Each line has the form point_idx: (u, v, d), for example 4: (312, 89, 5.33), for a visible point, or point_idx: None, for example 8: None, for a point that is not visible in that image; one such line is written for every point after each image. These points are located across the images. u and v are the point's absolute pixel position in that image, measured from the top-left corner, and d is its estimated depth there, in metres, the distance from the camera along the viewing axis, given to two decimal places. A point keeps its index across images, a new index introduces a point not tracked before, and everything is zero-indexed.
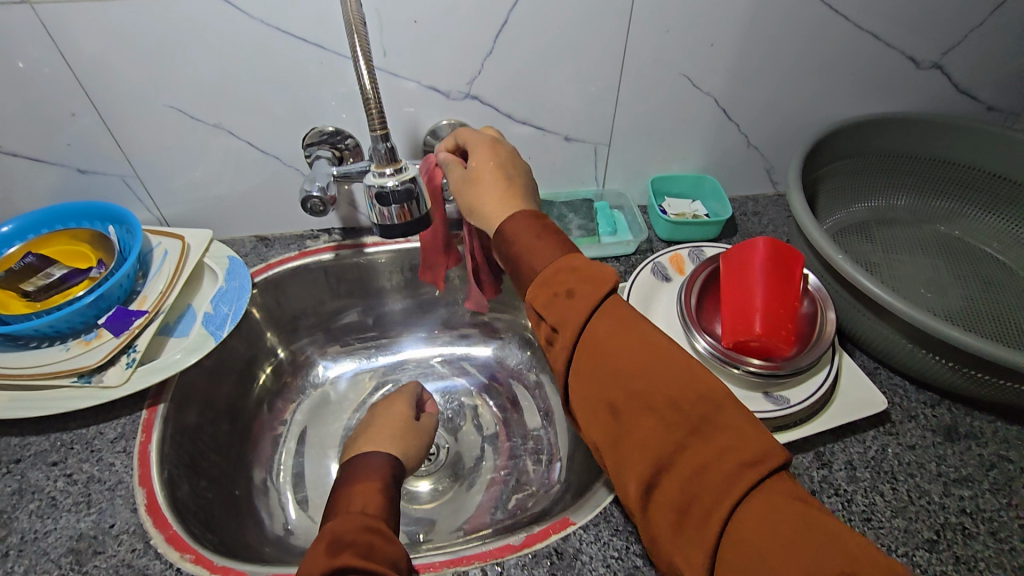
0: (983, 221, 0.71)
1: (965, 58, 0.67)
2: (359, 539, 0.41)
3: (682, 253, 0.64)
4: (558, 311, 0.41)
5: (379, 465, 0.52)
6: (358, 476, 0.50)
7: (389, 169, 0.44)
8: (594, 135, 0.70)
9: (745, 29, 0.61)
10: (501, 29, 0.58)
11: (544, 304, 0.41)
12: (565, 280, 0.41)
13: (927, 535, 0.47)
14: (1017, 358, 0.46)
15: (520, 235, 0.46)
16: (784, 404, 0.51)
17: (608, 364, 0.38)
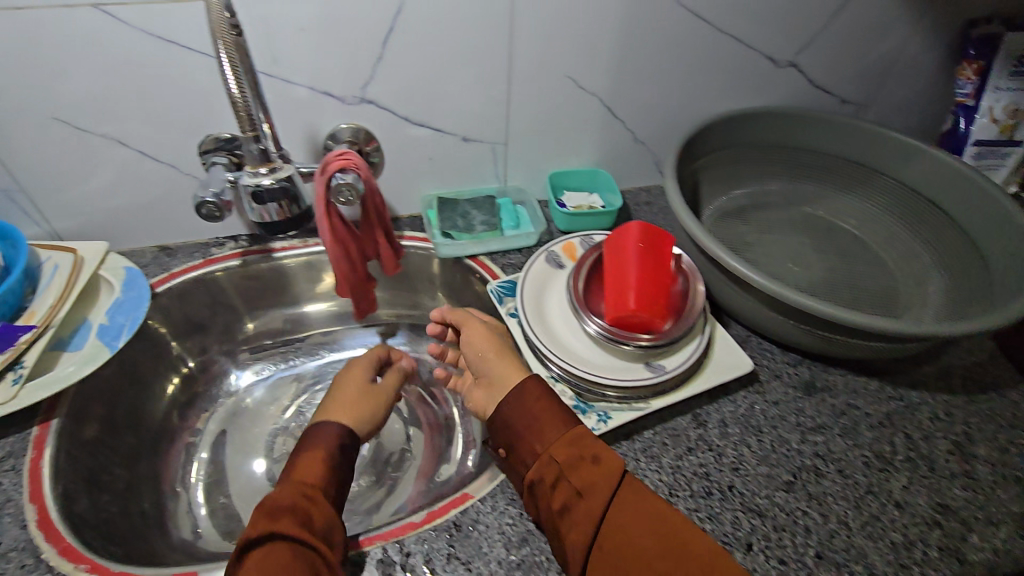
0: (842, 201, 0.80)
1: (815, 58, 0.75)
2: (305, 512, 0.44)
3: (574, 241, 0.68)
4: (585, 474, 0.44)
5: (332, 433, 0.53)
6: (309, 450, 0.51)
7: (263, 168, 0.55)
8: (491, 135, 0.73)
9: (618, 33, 0.67)
10: (389, 35, 0.61)
11: (569, 462, 0.45)
12: (590, 447, 0.45)
13: (786, 477, 0.53)
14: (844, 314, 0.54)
15: (536, 402, 0.49)
16: (661, 371, 0.56)
17: (627, 532, 0.41)
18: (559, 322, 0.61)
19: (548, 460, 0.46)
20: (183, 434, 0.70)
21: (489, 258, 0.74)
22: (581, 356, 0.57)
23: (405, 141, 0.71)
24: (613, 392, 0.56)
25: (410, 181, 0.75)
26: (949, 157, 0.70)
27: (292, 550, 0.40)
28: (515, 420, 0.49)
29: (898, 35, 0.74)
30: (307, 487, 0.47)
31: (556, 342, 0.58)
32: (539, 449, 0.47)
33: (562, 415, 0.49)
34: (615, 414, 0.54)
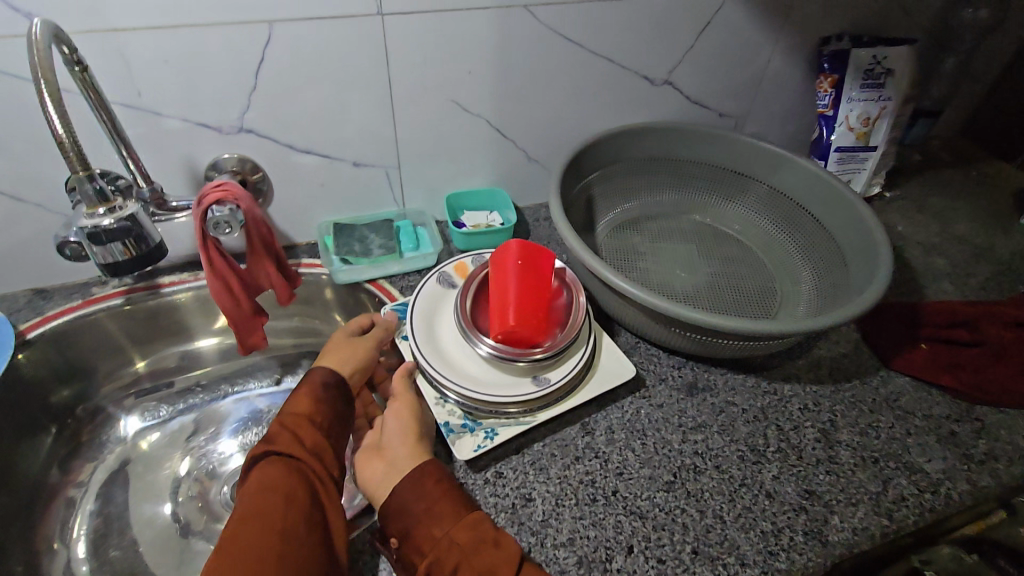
0: (726, 208, 0.85)
1: (688, 75, 0.80)
2: (300, 436, 0.50)
3: (466, 261, 0.69)
4: (484, 557, 0.44)
5: (321, 379, 0.55)
6: (301, 392, 0.54)
7: (101, 208, 0.50)
8: (382, 160, 0.74)
9: (496, 57, 0.69)
10: (260, 65, 0.61)
11: (471, 545, 0.44)
12: (487, 531, 0.46)
13: (667, 477, 0.55)
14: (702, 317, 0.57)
15: (435, 486, 0.48)
16: (548, 384, 0.57)
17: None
18: (452, 344, 0.61)
19: (448, 546, 0.44)
20: (65, 487, 0.66)
21: (388, 281, 0.74)
22: (472, 376, 0.57)
23: (292, 169, 0.70)
24: (506, 408, 0.56)
25: (303, 208, 0.75)
26: (812, 164, 0.76)
27: (288, 471, 0.46)
28: (412, 503, 0.47)
29: (761, 53, 0.80)
30: (299, 418, 0.51)
31: (447, 363, 0.58)
32: (434, 535, 0.45)
33: (458, 499, 0.48)
34: (503, 430, 0.55)
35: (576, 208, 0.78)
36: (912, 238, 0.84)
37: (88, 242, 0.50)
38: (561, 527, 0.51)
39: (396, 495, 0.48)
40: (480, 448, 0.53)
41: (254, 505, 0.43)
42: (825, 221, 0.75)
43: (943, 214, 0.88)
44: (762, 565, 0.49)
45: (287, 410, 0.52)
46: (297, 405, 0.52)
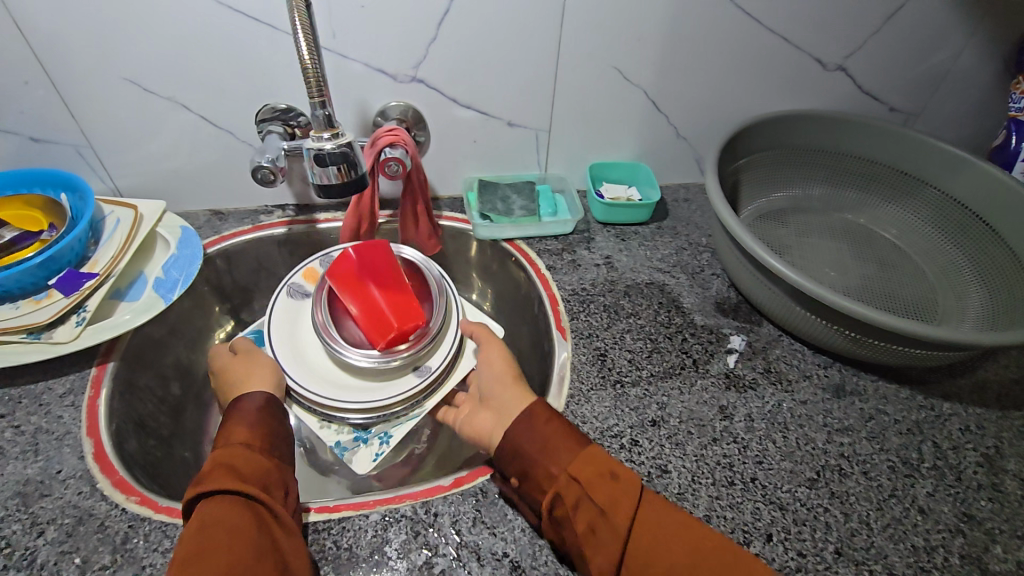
0: (882, 210, 0.80)
1: (865, 63, 0.75)
2: (239, 467, 0.45)
3: (314, 266, 0.73)
4: (606, 496, 0.42)
5: (249, 409, 0.52)
6: (238, 420, 0.51)
7: (327, 133, 0.51)
8: (536, 122, 0.75)
9: (668, 26, 0.67)
10: (444, 16, 0.63)
11: (590, 486, 0.43)
12: (599, 467, 0.44)
13: (809, 474, 0.53)
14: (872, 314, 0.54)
15: (543, 423, 0.48)
16: (429, 373, 0.65)
17: (657, 552, 0.40)
18: (316, 353, 0.67)
19: (568, 483, 0.44)
20: None
21: (525, 242, 0.75)
22: (349, 385, 0.65)
23: (451, 123, 0.73)
24: (395, 406, 0.64)
25: (452, 162, 0.77)
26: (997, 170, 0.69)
27: (231, 505, 0.42)
28: (520, 439, 0.48)
29: (952, 45, 0.73)
30: (236, 445, 0.47)
31: (315, 377, 0.64)
32: (553, 474, 0.45)
33: (570, 435, 0.47)
34: (395, 430, 0.65)
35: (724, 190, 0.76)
36: None
37: (312, 163, 0.51)
38: (697, 504, 0.51)
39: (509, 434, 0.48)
40: (377, 456, 0.63)
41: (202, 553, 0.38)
42: (1001, 232, 0.69)
43: None
44: None
45: (221, 445, 0.47)
46: (233, 436, 0.49)
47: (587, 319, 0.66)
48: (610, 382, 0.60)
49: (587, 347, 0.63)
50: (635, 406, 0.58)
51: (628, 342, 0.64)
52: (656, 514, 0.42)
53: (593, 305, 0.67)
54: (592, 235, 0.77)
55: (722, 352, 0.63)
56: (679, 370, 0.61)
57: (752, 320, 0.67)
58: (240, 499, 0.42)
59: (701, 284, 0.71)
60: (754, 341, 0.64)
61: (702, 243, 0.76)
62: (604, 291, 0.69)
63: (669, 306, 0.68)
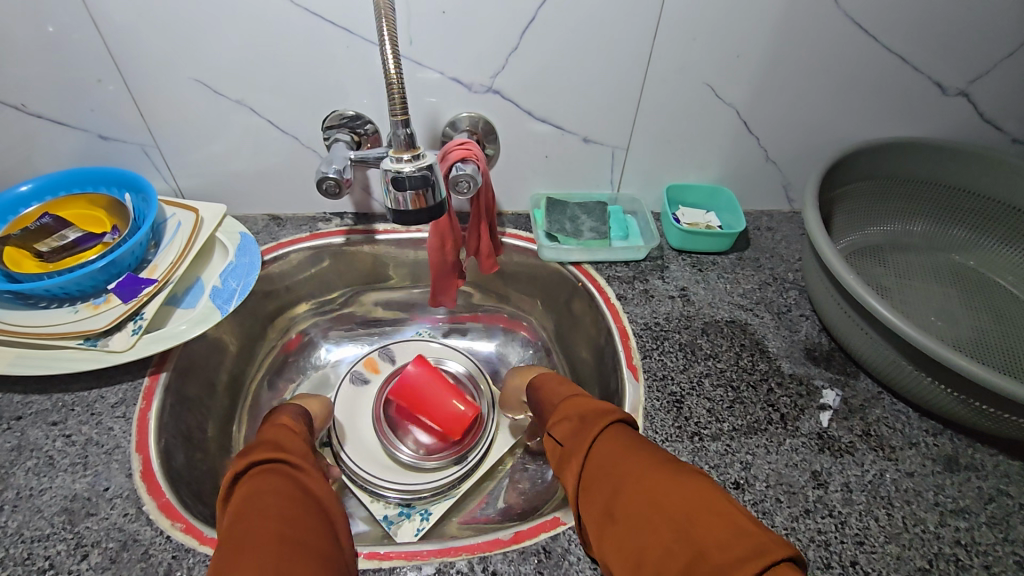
0: (997, 252, 0.71)
1: (992, 88, 0.66)
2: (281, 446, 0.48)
3: (373, 355, 0.76)
4: (573, 426, 0.49)
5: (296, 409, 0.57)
6: (284, 415, 0.55)
7: (406, 155, 0.47)
8: (612, 139, 0.70)
9: (771, 40, 0.61)
10: (528, 24, 0.58)
11: (564, 424, 0.51)
12: (575, 409, 0.51)
13: (919, 563, 0.46)
14: (1007, 384, 0.47)
15: (547, 386, 0.59)
16: (465, 463, 0.66)
17: (606, 462, 0.44)
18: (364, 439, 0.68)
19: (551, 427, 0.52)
20: (270, 402, 0.71)
21: (593, 267, 0.70)
22: (386, 466, 0.66)
23: (524, 137, 0.68)
24: (425, 490, 0.64)
25: (520, 177, 0.73)
26: None
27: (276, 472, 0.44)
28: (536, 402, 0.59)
29: None
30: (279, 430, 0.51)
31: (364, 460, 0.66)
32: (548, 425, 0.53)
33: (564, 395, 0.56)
34: (434, 508, 0.63)
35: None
36: None
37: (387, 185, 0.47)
38: None
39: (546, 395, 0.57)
40: (419, 531, 0.61)
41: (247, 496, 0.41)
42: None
43: None
44: None
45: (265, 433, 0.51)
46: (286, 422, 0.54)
47: (661, 359, 0.60)
48: (687, 434, 0.54)
49: (661, 391, 0.57)
50: (716, 465, 0.52)
51: (706, 389, 0.58)
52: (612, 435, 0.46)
53: (668, 343, 0.62)
54: (666, 263, 0.71)
55: (814, 408, 0.56)
56: (765, 426, 0.55)
57: (848, 372, 0.60)
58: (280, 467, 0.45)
59: (788, 327, 0.64)
60: (850, 398, 0.58)
61: (789, 279, 0.70)
62: (679, 327, 0.64)
63: (752, 350, 0.62)
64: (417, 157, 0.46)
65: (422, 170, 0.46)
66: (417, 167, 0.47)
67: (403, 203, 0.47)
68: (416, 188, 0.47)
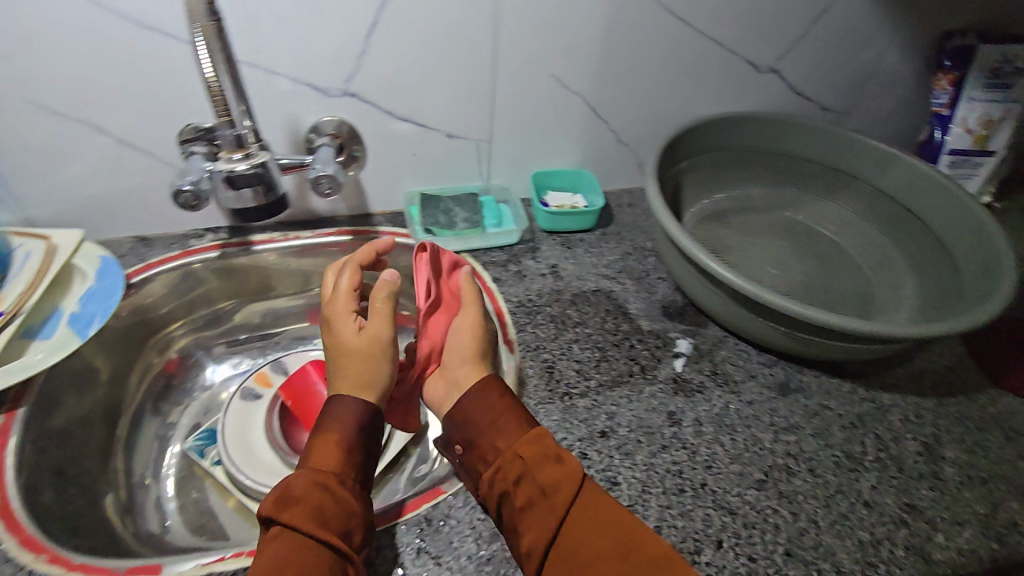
0: (820, 206, 0.82)
1: (796, 64, 0.76)
2: (321, 506, 0.43)
3: (265, 369, 0.74)
4: (552, 476, 0.45)
5: (347, 419, 0.49)
6: (328, 439, 0.48)
7: (237, 154, 0.56)
8: (474, 133, 0.74)
9: (603, 32, 0.67)
10: (373, 28, 0.61)
11: (535, 466, 0.45)
12: (549, 447, 0.47)
13: (758, 476, 0.53)
14: (813, 315, 0.54)
15: (497, 402, 0.50)
16: None
17: (607, 532, 0.42)
18: (259, 446, 0.67)
19: (512, 457, 0.46)
20: (152, 428, 0.69)
21: (471, 255, 0.74)
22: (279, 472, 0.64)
23: (388, 137, 0.71)
24: None
25: (391, 176, 0.75)
26: (923, 164, 0.72)
27: (308, 544, 0.41)
28: (476, 413, 0.50)
29: (876, 47, 0.76)
30: (319, 448, 0.47)
31: (250, 462, 0.65)
32: (500, 451, 0.48)
33: (521, 417, 0.50)
34: None
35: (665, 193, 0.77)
36: None
37: (226, 186, 0.56)
38: (647, 515, 0.50)
39: (468, 402, 0.51)
40: None
41: (290, 560, 0.40)
42: (936, 228, 0.71)
43: None
44: None
45: (300, 471, 0.46)
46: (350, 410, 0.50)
47: (534, 331, 0.65)
48: (558, 395, 0.58)
49: (534, 360, 0.62)
50: (584, 418, 0.57)
51: (575, 353, 0.63)
52: (604, 499, 0.44)
53: (540, 316, 0.67)
54: (538, 244, 0.77)
55: (669, 357, 0.63)
56: (627, 378, 0.60)
57: (698, 323, 0.67)
58: (318, 548, 0.41)
59: (647, 289, 0.71)
60: (700, 343, 0.65)
61: (647, 248, 0.77)
62: (550, 301, 0.69)
63: (616, 313, 0.67)
64: (244, 157, 0.55)
65: (251, 167, 0.55)
66: (248, 165, 0.56)
67: (244, 199, 0.57)
68: (250, 183, 0.56)
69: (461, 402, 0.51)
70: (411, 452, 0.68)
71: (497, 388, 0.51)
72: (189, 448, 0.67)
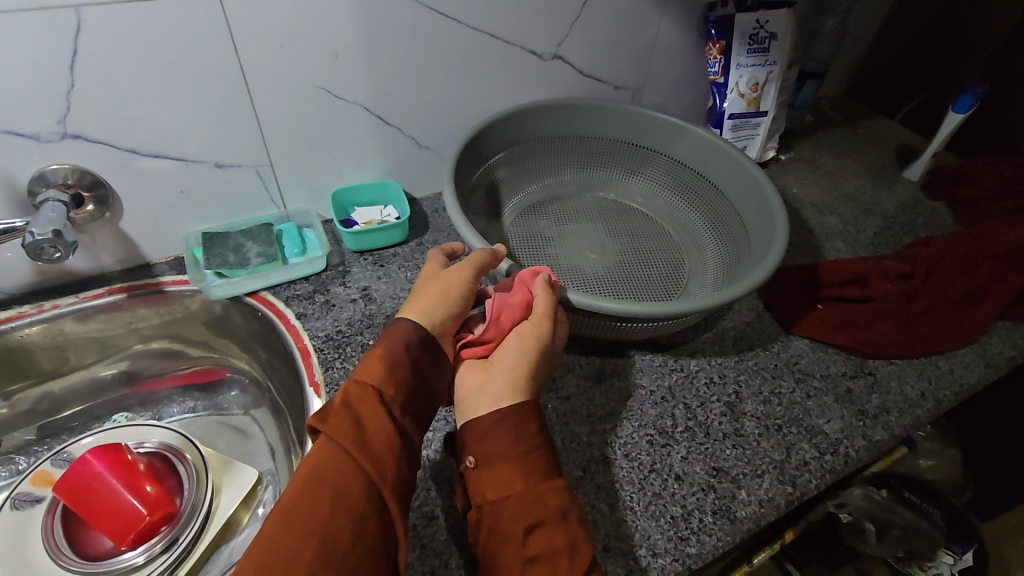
0: (628, 182, 0.84)
1: (576, 47, 0.76)
2: (362, 433, 0.41)
3: (43, 467, 0.63)
4: (550, 549, 0.40)
5: (399, 335, 0.46)
6: (382, 354, 0.45)
7: None
8: (248, 159, 0.66)
9: (362, 37, 0.62)
10: (74, 59, 0.52)
11: (543, 530, 0.40)
12: (562, 507, 0.42)
13: (576, 473, 0.53)
14: (605, 305, 0.53)
15: (537, 445, 0.43)
16: (175, 548, 0.58)
17: None
18: (41, 562, 0.57)
19: (530, 509, 0.41)
20: None
21: (271, 292, 0.68)
22: None
23: (141, 178, 0.62)
24: None
25: (161, 221, 0.66)
26: (705, 131, 0.75)
27: (339, 463, 0.39)
28: (520, 441, 0.43)
29: (650, 24, 0.78)
30: (382, 387, 0.43)
31: None
32: (510, 502, 0.41)
33: (553, 463, 0.43)
34: None
35: (474, 197, 0.74)
36: (807, 198, 0.89)
37: None
38: None
39: (498, 446, 0.43)
40: None
41: (301, 512, 0.37)
42: (729, 195, 0.75)
43: (833, 172, 0.94)
44: (673, 553, 0.48)
45: (372, 377, 0.43)
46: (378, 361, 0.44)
47: (344, 367, 0.61)
48: None
49: None
50: None
51: None
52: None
53: (350, 348, 0.63)
54: (348, 267, 0.72)
55: None
56: None
57: None
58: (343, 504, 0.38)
59: None
60: None
61: None
62: (361, 328, 0.65)
63: None
64: None
65: None
66: None
67: None
68: None
69: (512, 424, 0.43)
70: (239, 517, 0.63)
71: (535, 423, 0.44)
72: None
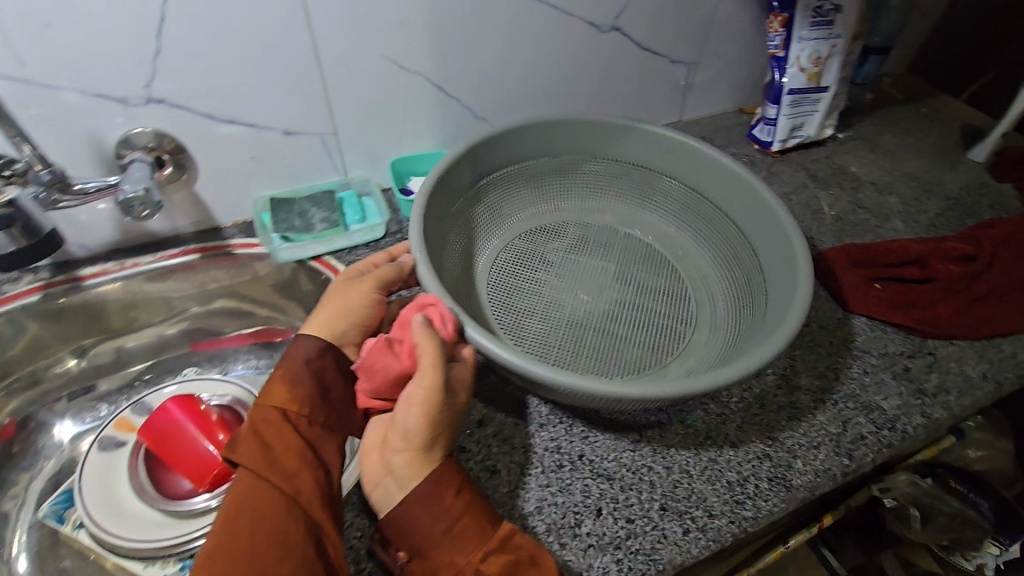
0: (643, 207, 0.77)
1: (635, 19, 0.76)
2: (275, 457, 0.44)
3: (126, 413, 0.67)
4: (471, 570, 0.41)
5: (299, 357, 0.50)
6: (280, 383, 0.49)
7: None
8: (314, 127, 0.68)
9: (428, 8, 0.63)
10: (162, 24, 0.54)
11: (460, 555, 0.42)
12: (478, 525, 0.43)
13: (632, 437, 0.54)
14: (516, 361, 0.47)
15: (444, 481, 0.44)
16: None
17: None
18: (126, 496, 0.61)
19: (444, 541, 0.42)
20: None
21: (335, 257, 0.70)
22: (149, 523, 0.59)
23: (216, 142, 0.65)
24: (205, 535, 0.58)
25: (231, 184, 0.69)
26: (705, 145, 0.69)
27: (255, 486, 0.43)
28: (424, 485, 0.44)
29: None
30: (284, 412, 0.47)
31: (115, 514, 0.59)
32: (428, 540, 0.42)
33: (463, 488, 0.45)
34: None
35: (454, 230, 0.66)
36: (866, 177, 0.87)
37: None
38: (529, 496, 0.50)
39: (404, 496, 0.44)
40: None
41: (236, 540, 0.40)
42: (743, 222, 0.67)
43: (893, 152, 0.92)
44: (729, 515, 0.49)
45: (270, 408, 0.47)
46: (278, 391, 0.48)
47: None
48: None
49: None
50: None
51: None
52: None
53: None
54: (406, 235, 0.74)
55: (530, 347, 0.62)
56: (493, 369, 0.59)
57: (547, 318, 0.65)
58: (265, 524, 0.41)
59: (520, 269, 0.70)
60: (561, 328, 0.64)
61: None
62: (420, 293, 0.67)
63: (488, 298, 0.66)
64: None
65: None
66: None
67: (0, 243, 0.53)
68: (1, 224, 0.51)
69: (422, 479, 0.44)
70: None
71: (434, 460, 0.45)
72: (44, 516, 0.61)
